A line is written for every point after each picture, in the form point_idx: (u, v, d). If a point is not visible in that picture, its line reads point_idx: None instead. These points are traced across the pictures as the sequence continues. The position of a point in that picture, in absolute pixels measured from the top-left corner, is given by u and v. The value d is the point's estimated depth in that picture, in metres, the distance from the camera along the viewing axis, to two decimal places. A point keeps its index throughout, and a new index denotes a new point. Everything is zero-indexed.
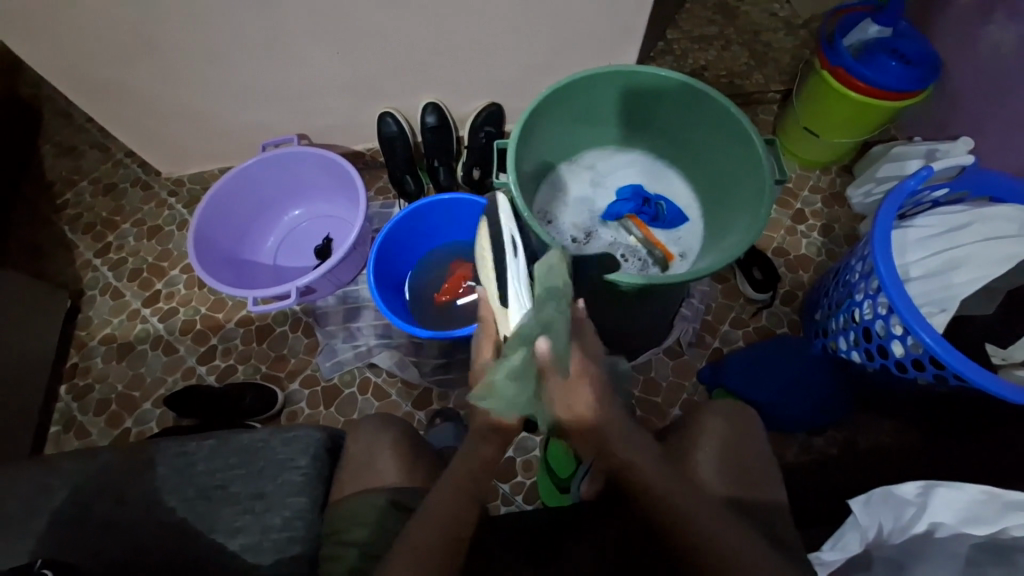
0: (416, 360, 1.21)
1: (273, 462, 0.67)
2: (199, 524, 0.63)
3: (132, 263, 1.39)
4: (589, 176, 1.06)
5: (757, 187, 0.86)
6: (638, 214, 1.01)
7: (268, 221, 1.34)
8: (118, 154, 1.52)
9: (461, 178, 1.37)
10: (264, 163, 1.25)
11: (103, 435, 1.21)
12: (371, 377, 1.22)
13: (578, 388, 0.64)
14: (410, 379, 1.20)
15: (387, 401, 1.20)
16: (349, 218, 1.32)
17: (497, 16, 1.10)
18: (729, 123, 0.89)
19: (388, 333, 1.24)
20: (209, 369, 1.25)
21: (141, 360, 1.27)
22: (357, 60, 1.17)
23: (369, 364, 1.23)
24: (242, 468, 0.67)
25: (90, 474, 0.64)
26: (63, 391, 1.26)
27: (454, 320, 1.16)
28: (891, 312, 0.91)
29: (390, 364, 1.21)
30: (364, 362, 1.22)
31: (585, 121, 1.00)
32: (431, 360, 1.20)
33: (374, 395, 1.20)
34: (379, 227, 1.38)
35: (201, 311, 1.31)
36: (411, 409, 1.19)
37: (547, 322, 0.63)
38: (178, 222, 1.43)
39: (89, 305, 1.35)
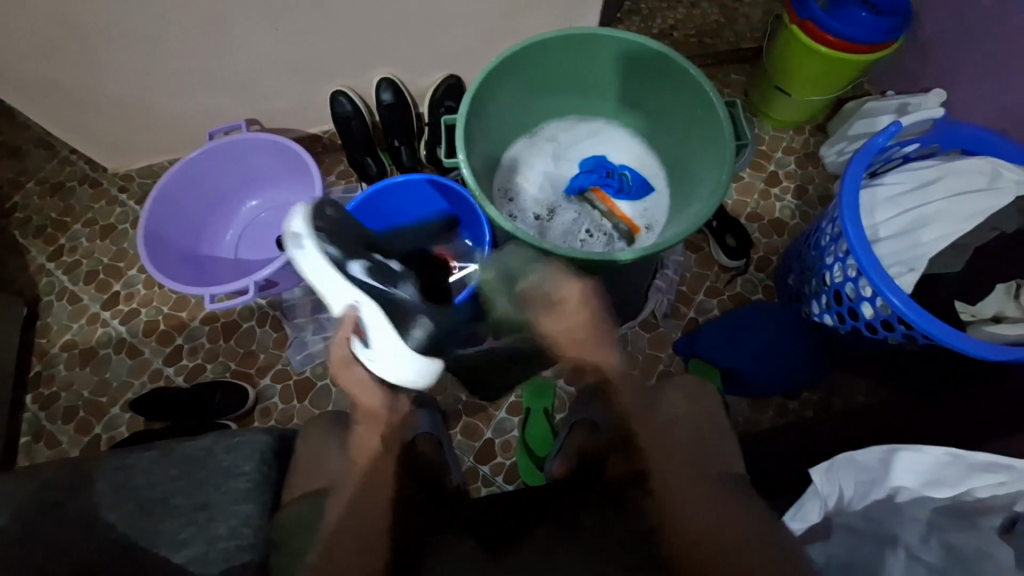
0: None
1: (222, 467, 0.66)
2: (143, 538, 0.62)
3: (88, 265, 1.34)
4: (550, 149, 1.01)
5: (720, 152, 0.83)
6: (602, 187, 0.98)
7: (224, 213, 1.28)
8: (62, 151, 1.44)
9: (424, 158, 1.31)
10: (212, 152, 1.19)
11: (73, 443, 1.18)
12: None
13: (565, 310, 0.76)
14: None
15: None
16: None
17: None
18: (691, 85, 0.84)
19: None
20: (178, 370, 1.22)
21: (106, 365, 1.24)
22: (301, 38, 1.10)
23: None
24: (188, 477, 0.65)
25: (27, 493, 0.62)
26: (28, 401, 1.22)
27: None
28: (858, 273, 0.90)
29: None
30: None
31: (541, 90, 0.95)
32: None
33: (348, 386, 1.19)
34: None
35: (163, 310, 1.27)
36: None
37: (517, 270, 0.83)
38: (132, 219, 1.37)
39: (47, 312, 1.30)
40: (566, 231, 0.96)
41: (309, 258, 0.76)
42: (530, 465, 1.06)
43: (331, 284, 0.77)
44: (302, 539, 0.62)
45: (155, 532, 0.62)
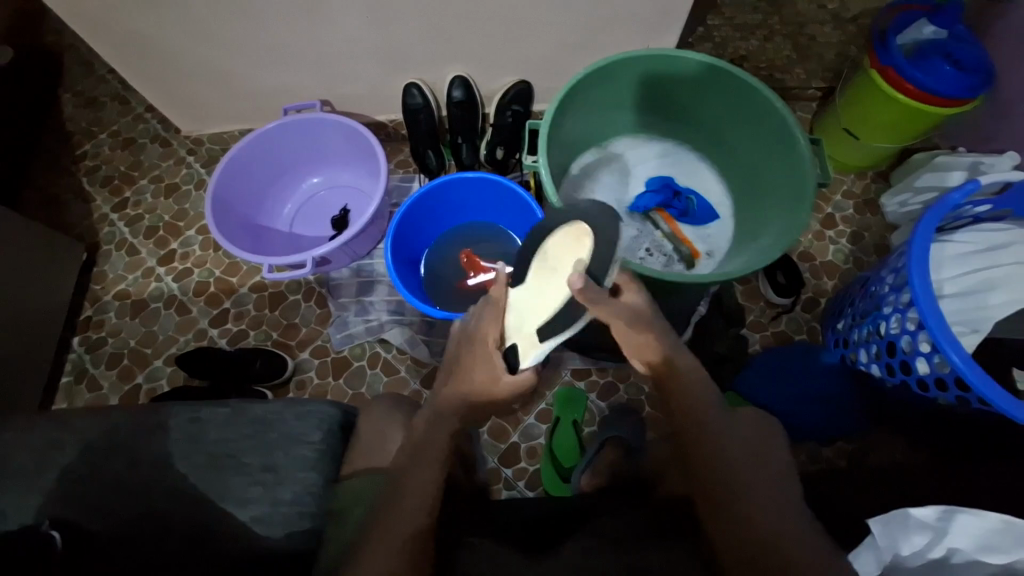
0: (426, 339, 1.20)
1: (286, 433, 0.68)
2: (209, 492, 0.64)
3: (149, 220, 1.39)
4: (619, 164, 1.02)
5: (798, 188, 0.82)
6: (666, 207, 0.98)
7: (287, 186, 1.32)
8: (138, 108, 1.50)
9: (483, 157, 1.33)
10: (286, 127, 1.22)
11: (114, 390, 1.22)
12: (381, 352, 1.22)
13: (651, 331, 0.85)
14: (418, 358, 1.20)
15: (395, 377, 1.19)
16: (369, 190, 1.31)
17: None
18: (773, 119, 0.84)
19: (400, 309, 1.23)
20: (221, 333, 1.25)
21: (154, 318, 1.28)
22: (386, 28, 1.13)
23: (379, 339, 1.23)
24: (253, 438, 0.68)
25: (103, 433, 0.65)
26: (75, 342, 1.27)
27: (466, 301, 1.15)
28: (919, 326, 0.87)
29: (400, 341, 1.20)
30: (375, 336, 1.22)
31: (620, 104, 0.96)
32: (442, 340, 1.19)
33: (383, 370, 1.20)
34: (397, 200, 1.36)
35: (216, 274, 1.30)
36: (419, 388, 1.18)
37: (743, 266, 0.83)
38: (196, 181, 1.42)
39: (105, 260, 1.35)
40: (627, 247, 0.96)
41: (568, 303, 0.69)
42: (553, 477, 1.05)
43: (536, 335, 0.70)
44: (359, 515, 0.64)
45: (216, 490, 0.64)
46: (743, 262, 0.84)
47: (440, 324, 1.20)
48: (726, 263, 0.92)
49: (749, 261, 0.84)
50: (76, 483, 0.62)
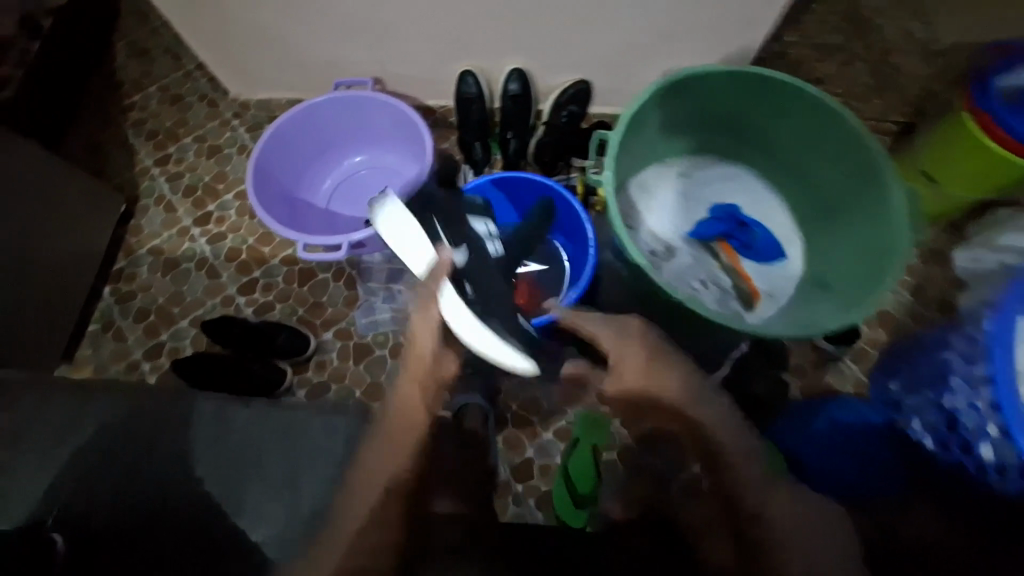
0: None
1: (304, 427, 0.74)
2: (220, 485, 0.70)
3: (189, 179, 1.38)
4: (674, 189, 0.95)
5: (882, 243, 0.75)
6: (728, 238, 0.91)
7: (331, 160, 1.29)
8: (188, 65, 1.48)
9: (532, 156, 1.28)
10: (338, 102, 1.20)
11: (139, 343, 1.21)
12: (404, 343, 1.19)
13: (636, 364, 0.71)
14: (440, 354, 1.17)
15: None
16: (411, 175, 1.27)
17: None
18: (867, 163, 0.77)
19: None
20: (248, 302, 1.24)
21: (185, 278, 1.27)
22: (447, 9, 1.08)
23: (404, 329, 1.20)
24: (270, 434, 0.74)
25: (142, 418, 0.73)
26: (106, 292, 1.27)
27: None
28: (982, 384, 0.81)
29: None
30: (400, 326, 1.19)
31: (695, 120, 0.90)
32: None
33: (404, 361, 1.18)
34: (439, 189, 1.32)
35: (249, 242, 1.29)
36: None
37: (809, 321, 0.76)
38: (239, 146, 1.41)
39: (143, 214, 1.35)
40: (681, 274, 0.90)
41: None
42: (566, 500, 1.01)
43: None
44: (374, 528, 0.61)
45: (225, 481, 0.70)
46: (811, 317, 0.77)
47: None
48: (798, 305, 0.84)
49: (815, 319, 0.76)
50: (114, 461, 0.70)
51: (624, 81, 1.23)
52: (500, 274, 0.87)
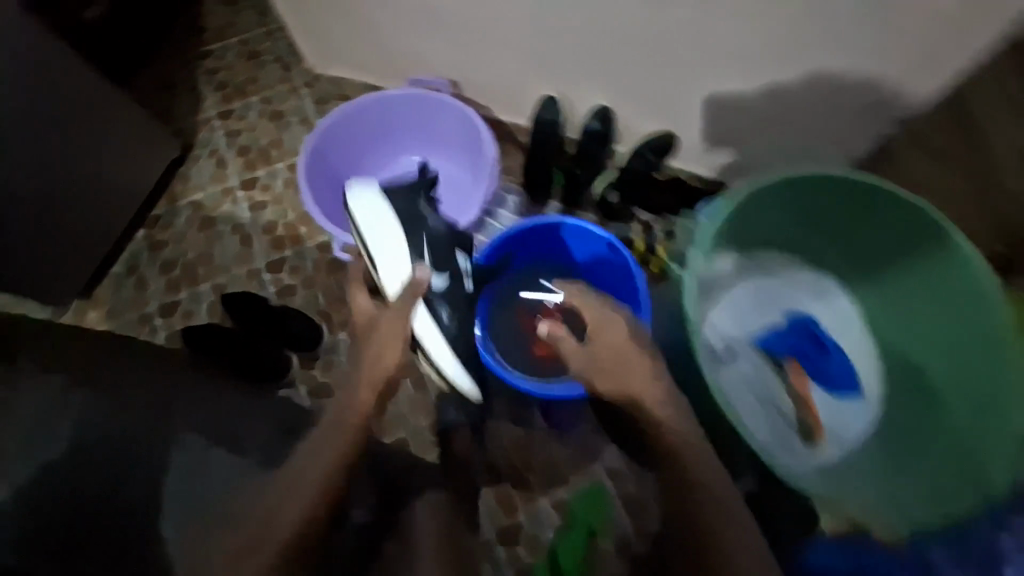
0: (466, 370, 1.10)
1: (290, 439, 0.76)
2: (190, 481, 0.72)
3: (246, 139, 1.36)
4: (744, 290, 0.89)
5: (986, 421, 0.73)
6: (801, 357, 0.87)
7: (394, 159, 1.24)
8: (273, 23, 1.46)
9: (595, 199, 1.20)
10: (420, 100, 1.16)
11: (157, 296, 1.18)
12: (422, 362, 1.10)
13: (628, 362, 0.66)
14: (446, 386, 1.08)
15: (422, 396, 1.11)
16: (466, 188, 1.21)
17: (732, 41, 0.92)
18: (974, 315, 0.75)
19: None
20: (272, 280, 1.20)
21: (217, 240, 1.24)
22: (550, 27, 1.02)
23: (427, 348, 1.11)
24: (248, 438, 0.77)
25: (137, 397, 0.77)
26: (139, 235, 1.25)
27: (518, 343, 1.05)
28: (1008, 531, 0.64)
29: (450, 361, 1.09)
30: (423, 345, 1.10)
31: (801, 219, 0.86)
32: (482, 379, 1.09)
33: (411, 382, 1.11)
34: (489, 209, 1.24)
35: (288, 219, 1.25)
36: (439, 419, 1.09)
37: (877, 509, 0.74)
38: (303, 116, 1.38)
39: (193, 164, 1.33)
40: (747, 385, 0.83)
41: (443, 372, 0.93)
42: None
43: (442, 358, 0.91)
44: None
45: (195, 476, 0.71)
46: (867, 489, 0.78)
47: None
48: (881, 455, 0.84)
49: (897, 515, 0.73)
50: (102, 441, 0.72)
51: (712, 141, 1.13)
52: (446, 307, 0.90)
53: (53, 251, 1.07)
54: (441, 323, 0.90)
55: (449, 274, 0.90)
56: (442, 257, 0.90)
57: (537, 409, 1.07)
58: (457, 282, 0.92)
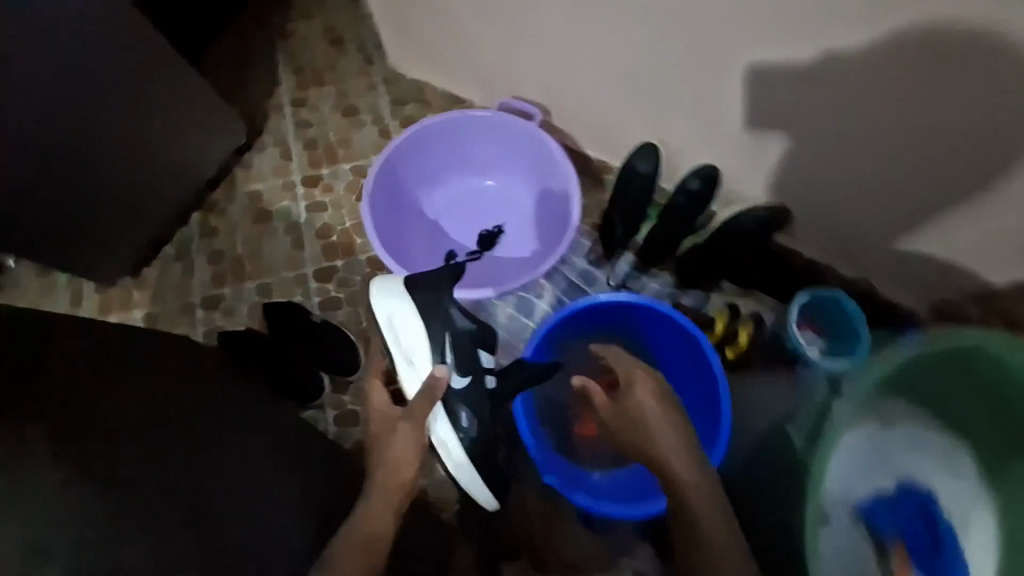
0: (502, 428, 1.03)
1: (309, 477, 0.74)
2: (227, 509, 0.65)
3: (316, 132, 1.30)
4: (866, 440, 0.73)
5: None
6: (912, 549, 0.68)
7: (462, 178, 1.16)
8: (361, 10, 1.38)
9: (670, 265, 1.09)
10: (500, 124, 1.08)
11: (203, 287, 1.16)
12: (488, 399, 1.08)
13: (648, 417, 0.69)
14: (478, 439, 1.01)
15: None
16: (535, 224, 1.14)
17: (890, 126, 0.80)
18: None
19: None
20: (318, 290, 1.15)
21: (270, 236, 1.20)
22: (672, 67, 0.92)
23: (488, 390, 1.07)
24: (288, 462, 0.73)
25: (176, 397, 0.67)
26: (195, 218, 1.22)
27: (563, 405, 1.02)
28: None
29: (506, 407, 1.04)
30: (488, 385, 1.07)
31: (986, 388, 0.67)
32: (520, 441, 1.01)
33: None
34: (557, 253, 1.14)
35: (345, 227, 1.20)
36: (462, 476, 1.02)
37: None
38: (377, 116, 1.31)
39: (259, 149, 1.28)
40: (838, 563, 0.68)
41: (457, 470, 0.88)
42: None
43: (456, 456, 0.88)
44: None
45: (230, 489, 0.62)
46: None
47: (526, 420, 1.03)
48: None
49: None
50: None
51: (823, 221, 1.00)
52: (467, 410, 0.87)
53: (115, 228, 1.05)
54: (456, 427, 0.86)
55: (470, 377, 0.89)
56: (464, 361, 0.90)
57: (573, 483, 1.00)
58: (478, 383, 0.90)
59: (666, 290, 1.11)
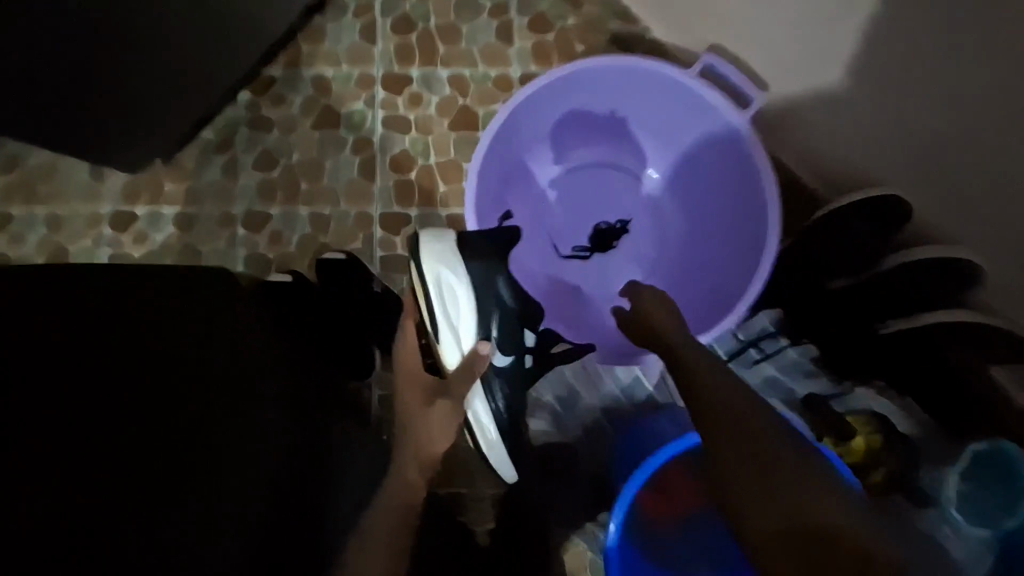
0: (563, 474, 0.91)
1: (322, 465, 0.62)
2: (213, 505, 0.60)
3: (413, 8, 0.95)
4: None
5: None
6: None
7: (596, 150, 0.93)
8: None
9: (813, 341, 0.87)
10: (691, 104, 0.83)
11: (245, 198, 0.95)
12: (560, 433, 0.92)
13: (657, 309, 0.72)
14: (527, 472, 0.90)
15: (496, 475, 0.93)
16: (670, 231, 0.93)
17: None
18: None
19: (565, 405, 0.92)
20: (382, 242, 0.94)
21: (333, 150, 0.95)
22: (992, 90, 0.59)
23: (560, 420, 0.92)
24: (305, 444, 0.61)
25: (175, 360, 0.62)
26: (242, 98, 0.96)
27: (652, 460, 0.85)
28: None
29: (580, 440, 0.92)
30: (561, 412, 0.92)
31: None
32: (579, 492, 0.91)
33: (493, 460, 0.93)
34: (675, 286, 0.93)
35: (429, 162, 0.94)
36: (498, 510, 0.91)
37: None
38: (498, 7, 0.94)
39: (335, 17, 0.95)
40: None
41: (488, 438, 0.81)
42: None
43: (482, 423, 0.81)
44: None
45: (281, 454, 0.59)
46: None
47: (585, 465, 0.91)
48: None
49: None
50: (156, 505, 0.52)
51: None
52: (503, 388, 0.82)
53: (154, 108, 0.80)
54: (493, 406, 0.81)
55: (512, 356, 0.83)
56: (510, 339, 0.82)
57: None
58: (519, 362, 0.84)
59: (804, 366, 0.88)
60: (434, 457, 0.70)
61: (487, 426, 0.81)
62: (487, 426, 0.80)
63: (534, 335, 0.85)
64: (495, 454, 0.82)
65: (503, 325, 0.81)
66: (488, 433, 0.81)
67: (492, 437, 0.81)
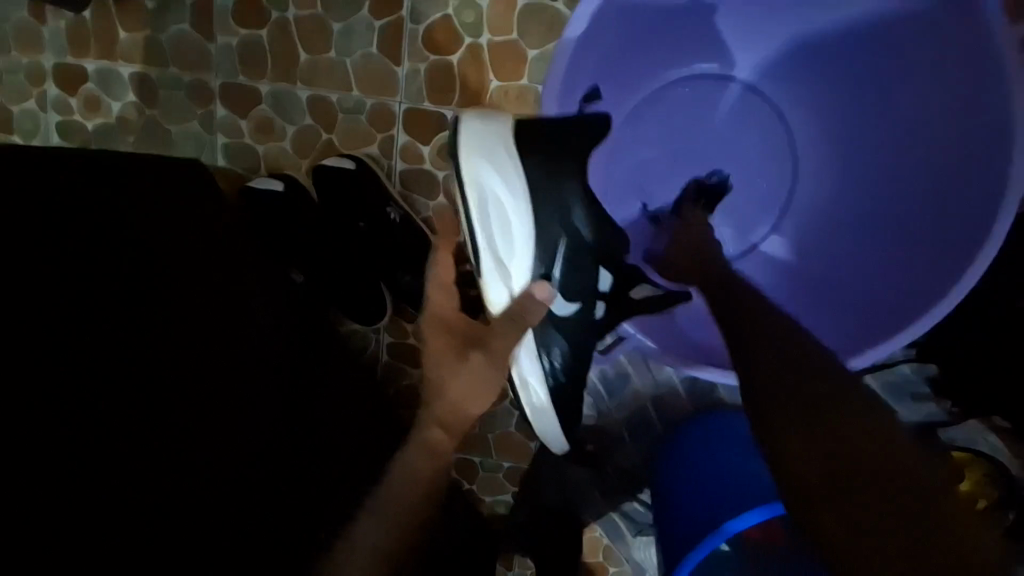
0: (598, 471, 0.78)
1: None
2: (198, 476, 0.50)
3: None
4: None
5: None
6: None
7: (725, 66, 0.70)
8: None
9: (937, 353, 0.69)
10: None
11: (225, 64, 0.71)
12: (602, 424, 0.79)
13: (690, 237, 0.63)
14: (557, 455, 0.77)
15: (517, 446, 0.82)
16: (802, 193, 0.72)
17: None
18: None
19: (610, 387, 0.78)
20: (406, 149, 0.71)
21: (346, 6, 0.68)
22: None
23: (604, 407, 0.79)
24: None
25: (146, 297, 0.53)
26: None
27: (727, 493, 0.61)
28: None
29: (625, 433, 0.79)
30: (607, 398, 0.78)
31: None
32: (610, 495, 0.79)
33: (514, 434, 0.82)
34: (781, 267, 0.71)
35: (478, 42, 0.67)
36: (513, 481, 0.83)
37: None
38: None
39: None
40: None
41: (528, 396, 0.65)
42: None
43: (524, 381, 0.64)
44: None
45: None
46: None
47: (621, 452, 0.79)
48: None
49: None
50: None
51: None
52: (562, 344, 0.63)
53: None
54: (547, 371, 0.63)
55: (579, 304, 0.63)
56: (579, 282, 0.63)
57: (646, 539, 0.80)
58: (588, 311, 0.63)
59: (913, 387, 0.70)
60: (470, 422, 0.56)
61: (534, 383, 0.64)
62: (533, 387, 0.64)
63: (612, 275, 0.64)
64: (540, 421, 0.66)
65: (566, 262, 0.62)
66: (533, 396, 0.64)
67: (537, 399, 0.64)
